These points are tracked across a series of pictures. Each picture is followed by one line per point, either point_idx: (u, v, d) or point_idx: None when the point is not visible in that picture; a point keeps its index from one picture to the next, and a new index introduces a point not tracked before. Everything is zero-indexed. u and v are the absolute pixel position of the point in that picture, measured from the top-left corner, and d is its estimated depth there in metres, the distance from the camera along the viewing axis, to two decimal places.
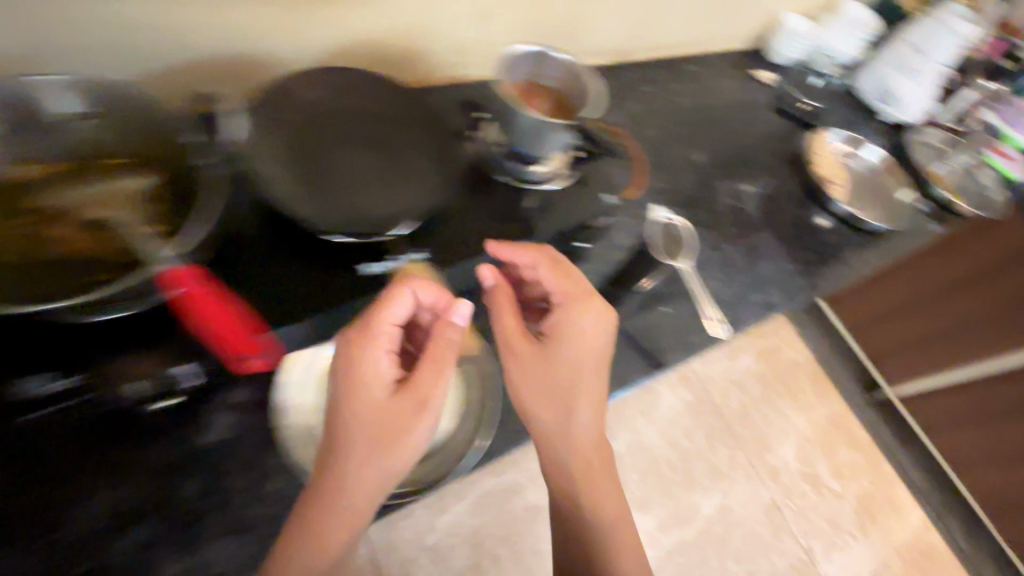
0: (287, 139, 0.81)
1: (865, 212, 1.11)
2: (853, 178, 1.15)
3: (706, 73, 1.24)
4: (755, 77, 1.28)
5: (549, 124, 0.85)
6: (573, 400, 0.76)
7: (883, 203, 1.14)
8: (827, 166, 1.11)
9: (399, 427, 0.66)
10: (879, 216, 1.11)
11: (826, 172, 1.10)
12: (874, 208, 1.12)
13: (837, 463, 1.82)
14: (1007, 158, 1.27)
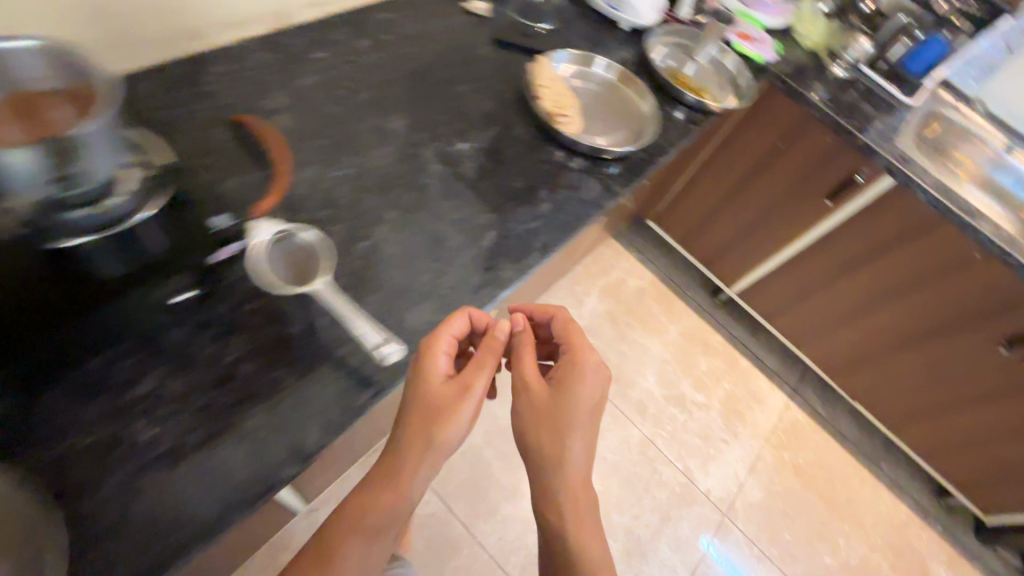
0: None
1: (608, 141, 1.00)
2: (587, 106, 1.03)
3: (402, 18, 1.01)
4: (466, 10, 1.08)
5: (38, 149, 0.48)
6: (559, 438, 0.70)
7: (625, 123, 1.04)
8: (555, 96, 0.97)
9: (455, 415, 0.61)
10: (622, 140, 1.01)
11: (553, 105, 0.95)
12: (615, 133, 1.02)
13: (697, 375, 1.84)
14: (748, 44, 1.31)
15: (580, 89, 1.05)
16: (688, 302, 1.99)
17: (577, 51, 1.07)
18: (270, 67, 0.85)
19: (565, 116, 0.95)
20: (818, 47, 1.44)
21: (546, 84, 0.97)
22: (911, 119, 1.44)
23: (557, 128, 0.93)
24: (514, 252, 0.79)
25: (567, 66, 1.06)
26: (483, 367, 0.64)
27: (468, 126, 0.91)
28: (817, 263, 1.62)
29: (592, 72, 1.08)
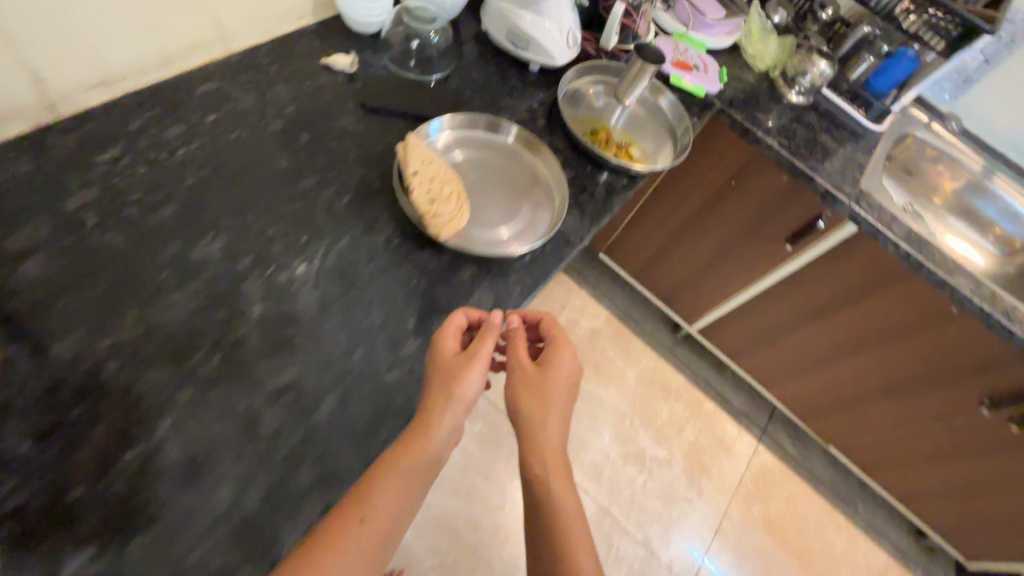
0: None
1: (509, 229, 0.81)
2: (481, 185, 0.84)
3: (234, 87, 0.79)
4: (326, 67, 0.86)
5: None
6: (543, 409, 0.61)
7: (530, 201, 0.85)
8: (434, 179, 0.77)
9: (462, 385, 0.57)
10: (527, 225, 0.83)
11: (432, 194, 0.75)
12: (518, 217, 0.83)
13: (658, 426, 1.68)
14: (684, 80, 1.10)
15: (471, 164, 0.86)
16: (647, 341, 1.82)
17: (466, 115, 0.88)
18: (25, 185, 0.63)
19: (447, 206, 0.75)
20: (772, 67, 1.24)
21: (421, 164, 0.77)
22: (880, 148, 1.24)
23: (436, 226, 0.73)
24: (360, 428, 0.60)
25: (454, 135, 0.87)
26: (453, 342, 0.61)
27: (311, 239, 0.70)
28: (779, 307, 1.45)
29: (487, 139, 0.89)
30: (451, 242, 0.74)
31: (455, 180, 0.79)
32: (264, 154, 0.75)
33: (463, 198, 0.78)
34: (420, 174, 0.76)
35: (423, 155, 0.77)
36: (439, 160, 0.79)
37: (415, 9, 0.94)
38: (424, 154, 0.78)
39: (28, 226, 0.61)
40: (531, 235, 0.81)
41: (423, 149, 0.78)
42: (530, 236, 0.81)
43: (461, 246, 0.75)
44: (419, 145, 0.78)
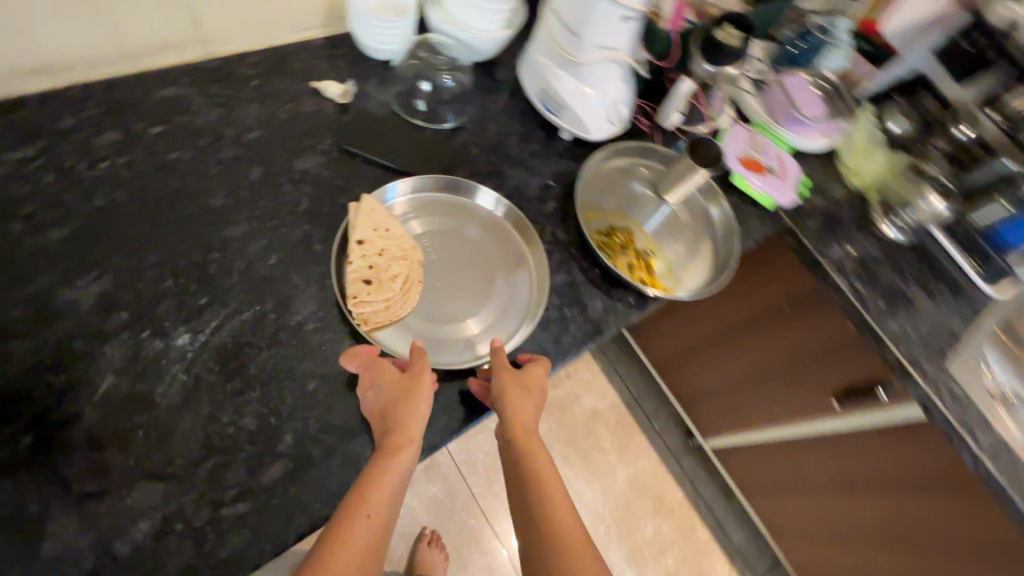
0: None
1: (466, 328, 0.67)
2: (446, 266, 0.70)
3: (199, 98, 0.69)
4: (314, 92, 0.74)
5: None
6: (523, 409, 0.60)
7: (502, 294, 0.70)
8: (379, 255, 0.64)
9: (411, 407, 0.55)
10: (492, 326, 0.68)
11: (370, 275, 0.62)
12: (482, 313, 0.68)
13: (633, 543, 1.47)
14: (747, 182, 0.90)
15: (434, 238, 0.71)
16: (650, 442, 1.59)
17: (441, 178, 0.73)
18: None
19: (387, 292, 0.62)
20: (868, 186, 0.99)
21: (365, 236, 0.64)
22: (989, 321, 0.96)
23: (365, 317, 0.61)
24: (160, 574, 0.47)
25: (422, 199, 0.73)
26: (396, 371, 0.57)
27: (207, 303, 0.58)
28: (807, 464, 1.19)
29: (464, 208, 0.74)
30: (382, 338, 0.62)
31: (405, 257, 0.65)
32: (199, 185, 0.64)
33: (413, 282, 0.65)
34: (361, 247, 0.63)
35: (370, 223, 0.65)
36: (392, 232, 0.66)
37: (438, 44, 0.81)
38: (373, 224, 0.65)
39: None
40: (489, 340, 0.67)
41: (374, 217, 0.65)
42: (491, 340, 0.67)
43: (393, 344, 0.62)
44: (371, 212, 0.65)
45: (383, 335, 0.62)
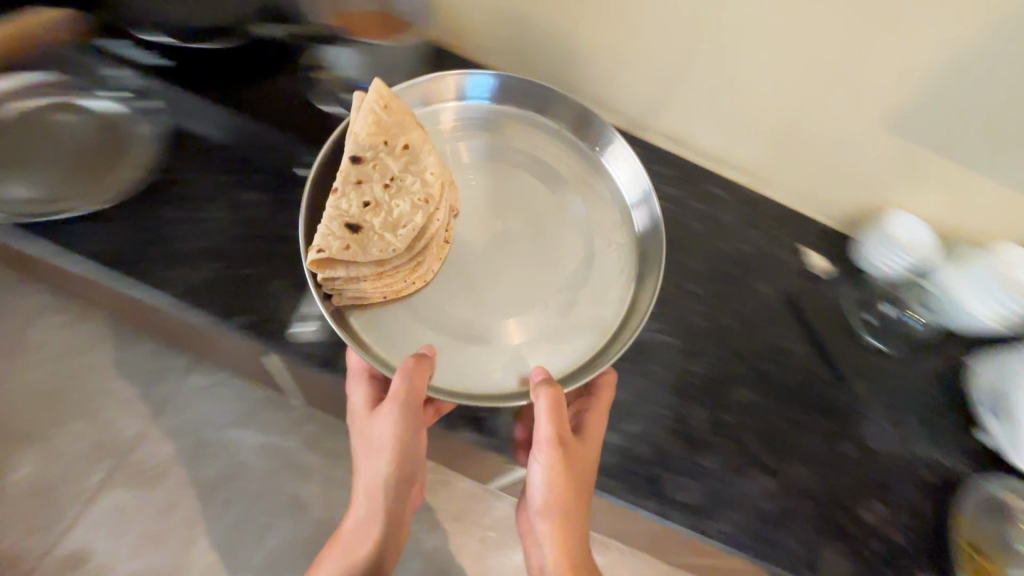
0: None
1: (501, 328, 0.69)
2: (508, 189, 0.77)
3: (732, 205, 0.94)
4: (800, 254, 0.92)
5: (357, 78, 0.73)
6: (578, 473, 0.64)
7: (567, 292, 0.71)
8: (383, 184, 0.69)
9: (370, 471, 0.68)
10: (535, 338, 0.69)
11: (361, 211, 0.67)
12: (538, 311, 0.70)
13: None
14: None
15: (502, 189, 0.77)
16: None
17: (480, 76, 0.77)
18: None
19: (375, 248, 0.65)
20: None
21: (365, 153, 0.68)
22: None
23: (342, 287, 0.64)
24: None
25: (458, 100, 0.79)
26: (405, 404, 0.62)
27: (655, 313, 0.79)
28: None
29: (532, 129, 0.80)
30: (352, 318, 0.66)
31: (426, 196, 0.69)
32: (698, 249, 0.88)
33: (424, 226, 0.68)
34: (355, 167, 0.67)
35: (377, 134, 0.68)
36: (409, 147, 0.70)
37: (928, 291, 0.87)
38: (380, 134, 0.68)
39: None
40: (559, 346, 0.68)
41: (376, 119, 0.68)
42: (550, 352, 0.68)
43: (377, 319, 0.67)
44: (372, 109, 0.68)
45: (359, 309, 0.66)
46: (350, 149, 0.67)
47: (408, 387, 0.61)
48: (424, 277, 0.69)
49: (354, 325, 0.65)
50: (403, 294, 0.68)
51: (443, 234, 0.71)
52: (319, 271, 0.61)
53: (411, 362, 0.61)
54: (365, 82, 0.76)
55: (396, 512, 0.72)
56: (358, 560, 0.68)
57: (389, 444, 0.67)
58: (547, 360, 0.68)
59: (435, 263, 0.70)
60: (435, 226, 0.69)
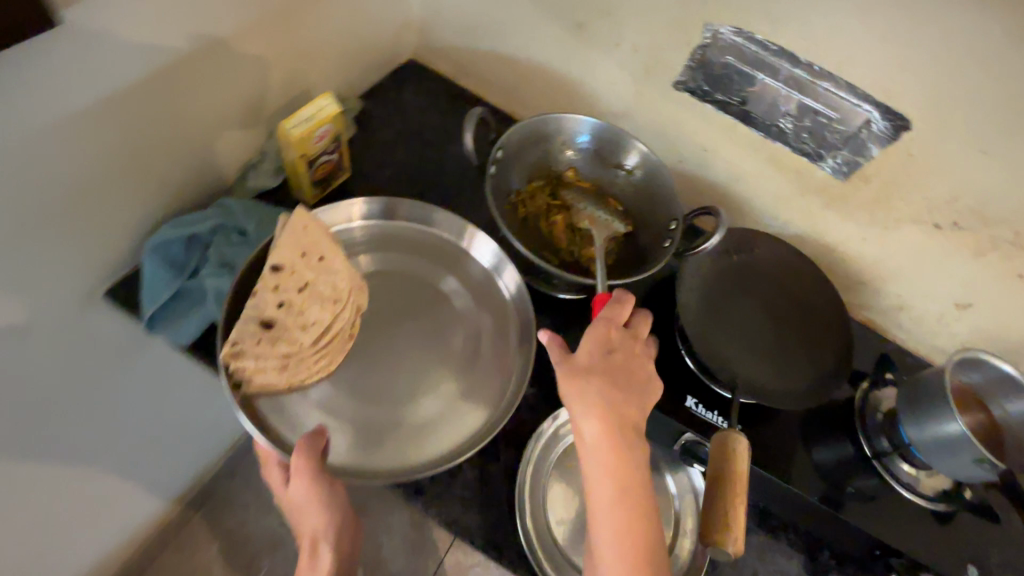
0: (731, 275, 0.73)
1: (406, 413, 0.63)
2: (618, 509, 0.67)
3: None
4: None
5: (932, 456, 0.64)
6: (627, 479, 0.50)
7: (459, 386, 0.65)
8: (297, 289, 0.61)
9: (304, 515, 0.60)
10: (439, 412, 0.63)
11: (275, 312, 0.59)
12: (442, 393, 0.65)
13: None
14: None
15: (391, 289, 0.69)
16: None
17: (381, 202, 0.72)
18: None
19: (282, 342, 0.59)
20: None
21: (286, 262, 0.60)
22: None
23: (253, 375, 0.58)
24: None
25: (367, 220, 0.72)
26: (317, 483, 0.55)
27: None
28: None
29: (414, 245, 0.73)
30: (265, 406, 0.60)
31: (334, 298, 0.62)
32: None
33: (332, 324, 0.62)
34: (275, 276, 0.59)
35: (295, 244, 0.60)
36: (325, 259, 0.62)
37: None
38: (297, 248, 0.61)
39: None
40: (416, 446, 0.61)
41: (297, 240, 0.61)
42: (432, 443, 0.62)
43: (285, 412, 0.60)
44: (297, 231, 0.60)
45: (270, 395, 0.61)
46: (272, 258, 0.59)
47: (313, 466, 0.55)
48: (330, 369, 0.62)
49: (264, 416, 0.59)
50: (309, 383, 0.62)
51: (349, 327, 0.64)
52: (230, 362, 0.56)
53: (308, 440, 0.56)
54: (907, 492, 0.68)
55: (344, 541, 0.63)
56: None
57: (312, 516, 0.59)
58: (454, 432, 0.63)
59: (345, 351, 0.64)
60: (343, 324, 0.63)
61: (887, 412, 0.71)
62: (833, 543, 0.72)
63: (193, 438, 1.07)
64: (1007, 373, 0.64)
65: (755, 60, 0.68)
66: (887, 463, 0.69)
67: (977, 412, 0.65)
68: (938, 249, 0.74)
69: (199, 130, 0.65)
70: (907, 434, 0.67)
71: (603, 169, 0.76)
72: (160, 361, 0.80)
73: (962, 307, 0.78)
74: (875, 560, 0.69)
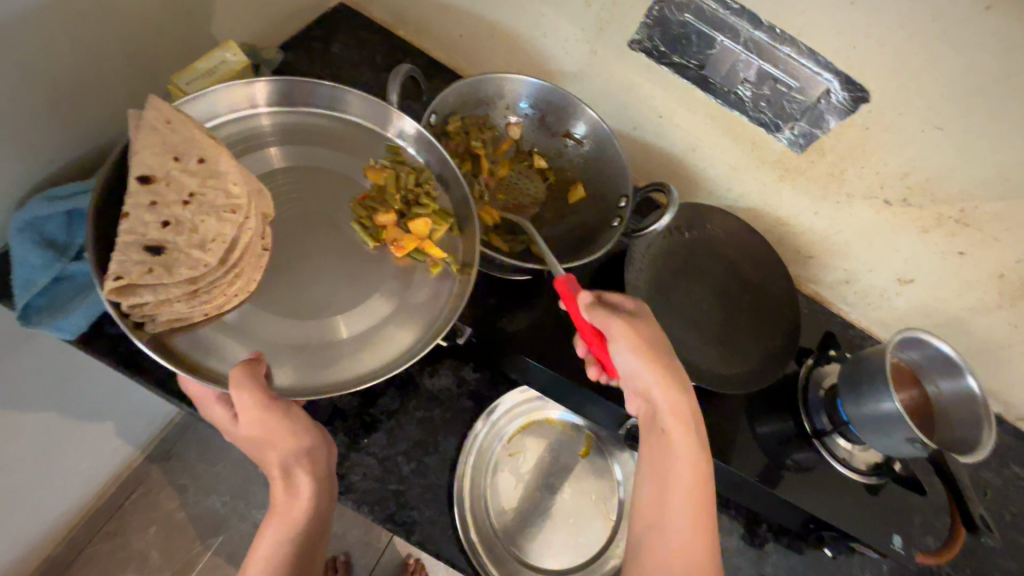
0: (682, 253, 0.71)
1: (331, 333, 0.56)
2: (558, 496, 0.66)
3: None
4: None
5: (866, 434, 0.64)
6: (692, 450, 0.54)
7: (390, 310, 0.59)
8: (181, 202, 0.51)
9: (265, 443, 0.49)
10: (363, 334, 0.57)
11: (162, 234, 0.50)
12: (373, 313, 0.58)
13: None
14: None
15: (319, 189, 0.62)
16: None
17: (286, 80, 0.62)
18: (1002, 451, 0.83)
19: (182, 267, 0.49)
20: None
21: (155, 170, 0.50)
22: None
23: (155, 312, 0.49)
24: None
25: (274, 105, 0.63)
26: (264, 402, 0.47)
27: None
28: None
29: (329, 135, 0.65)
30: (180, 345, 0.51)
31: (231, 207, 0.53)
32: None
33: (239, 235, 0.53)
34: (148, 189, 0.50)
35: (161, 146, 0.50)
36: (206, 160, 0.52)
37: None
38: (166, 150, 0.51)
39: (988, 471, 0.80)
40: (356, 356, 0.56)
41: (158, 139, 0.50)
42: (342, 363, 0.55)
43: (203, 349, 0.51)
44: (155, 129, 0.50)
45: (183, 331, 0.52)
46: (135, 167, 0.49)
47: (258, 392, 0.47)
48: (248, 289, 0.54)
49: (179, 355, 0.50)
50: (227, 309, 0.53)
51: (260, 240, 0.56)
52: (120, 301, 0.46)
53: (240, 372, 0.48)
54: (841, 466, 0.70)
55: (319, 463, 0.52)
56: (302, 521, 0.50)
57: (271, 441, 0.49)
58: (370, 353, 0.56)
59: (262, 265, 0.56)
60: (251, 234, 0.54)
61: (827, 389, 0.72)
62: (772, 518, 0.74)
63: (114, 424, 0.99)
64: (944, 353, 0.65)
65: (714, 19, 0.62)
66: (824, 439, 0.70)
67: (912, 391, 0.66)
68: (886, 227, 0.73)
69: (69, 86, 0.54)
70: (846, 413, 0.66)
71: (551, 137, 0.73)
72: (56, 347, 0.71)
73: (903, 282, 0.79)
74: (808, 533, 0.71)
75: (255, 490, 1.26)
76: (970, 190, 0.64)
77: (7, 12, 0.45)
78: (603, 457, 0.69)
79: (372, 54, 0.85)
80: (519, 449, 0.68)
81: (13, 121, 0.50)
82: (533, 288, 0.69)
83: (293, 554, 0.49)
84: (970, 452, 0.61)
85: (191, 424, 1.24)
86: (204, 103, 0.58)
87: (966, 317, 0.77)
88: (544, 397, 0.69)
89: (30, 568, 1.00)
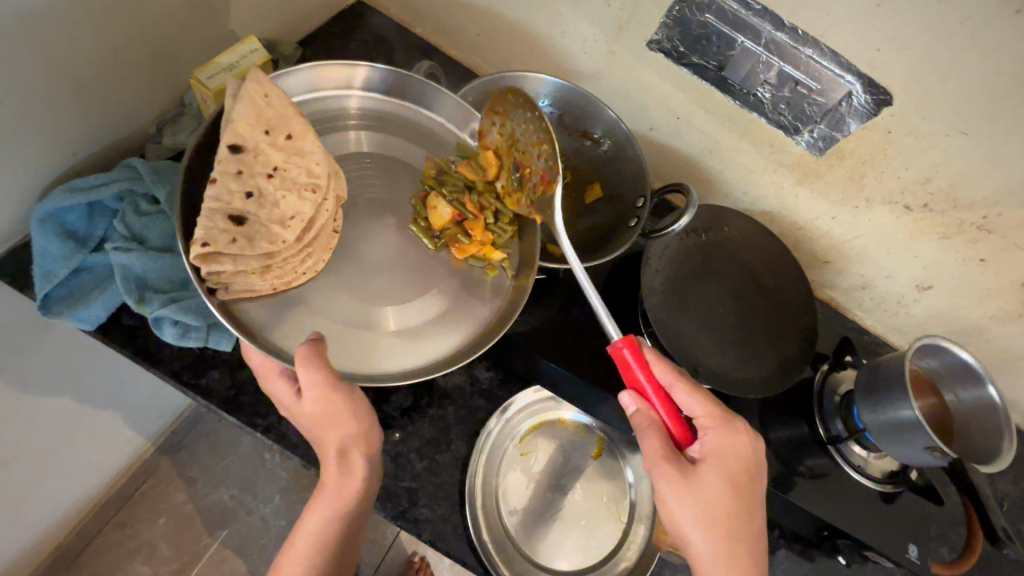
0: (698, 254, 0.71)
1: (396, 321, 0.56)
2: (568, 497, 0.66)
3: None
4: None
5: (884, 442, 0.63)
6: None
7: (447, 299, 0.59)
8: (265, 175, 0.52)
9: (325, 422, 0.50)
10: (420, 323, 0.57)
11: (245, 205, 0.51)
12: (427, 305, 0.58)
13: None
14: None
15: (383, 173, 0.62)
16: None
17: (388, 70, 0.63)
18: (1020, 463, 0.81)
19: (263, 240, 0.51)
20: None
21: (245, 141, 0.51)
22: None
23: (231, 280, 0.50)
24: None
25: (367, 90, 0.64)
26: (331, 383, 0.48)
27: None
28: None
29: (408, 127, 0.65)
30: None
31: (311, 186, 0.53)
32: None
33: (315, 215, 0.54)
34: (236, 159, 0.50)
35: (255, 120, 0.51)
36: (294, 139, 0.53)
37: None
38: (259, 123, 0.51)
39: (1005, 483, 0.79)
40: (416, 346, 0.56)
41: (255, 112, 0.51)
42: (399, 352, 0.55)
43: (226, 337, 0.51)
44: (254, 101, 0.51)
45: (252, 302, 0.52)
46: (228, 136, 0.49)
47: (325, 371, 0.47)
48: (316, 269, 0.55)
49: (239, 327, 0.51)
50: (295, 285, 0.54)
51: (332, 222, 0.56)
52: (203, 267, 0.47)
53: (307, 351, 0.47)
54: (856, 474, 0.69)
55: (373, 442, 0.54)
56: (354, 496, 0.52)
57: (333, 420, 0.50)
58: (438, 344, 0.57)
59: (332, 247, 0.56)
60: (326, 216, 0.55)
61: (843, 395, 0.71)
62: (784, 524, 0.73)
63: (126, 415, 0.99)
64: (962, 361, 0.64)
65: (736, 20, 0.62)
66: (839, 446, 0.69)
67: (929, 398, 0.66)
68: (905, 233, 0.72)
69: (93, 78, 0.54)
70: (862, 420, 0.66)
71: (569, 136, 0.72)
72: (72, 337, 0.72)
73: (922, 290, 0.77)
74: (821, 541, 0.71)
75: (262, 485, 1.26)
76: (993, 197, 0.63)
77: (36, 4, 0.45)
78: (615, 459, 0.69)
79: (389, 52, 0.85)
80: (531, 448, 0.67)
81: (38, 112, 0.51)
82: (546, 288, 0.69)
83: (344, 522, 0.52)
84: (990, 460, 0.60)
85: (201, 417, 1.25)
86: (303, 77, 0.60)
87: (987, 326, 0.76)
88: (556, 398, 0.69)
89: (41, 556, 1.01)
